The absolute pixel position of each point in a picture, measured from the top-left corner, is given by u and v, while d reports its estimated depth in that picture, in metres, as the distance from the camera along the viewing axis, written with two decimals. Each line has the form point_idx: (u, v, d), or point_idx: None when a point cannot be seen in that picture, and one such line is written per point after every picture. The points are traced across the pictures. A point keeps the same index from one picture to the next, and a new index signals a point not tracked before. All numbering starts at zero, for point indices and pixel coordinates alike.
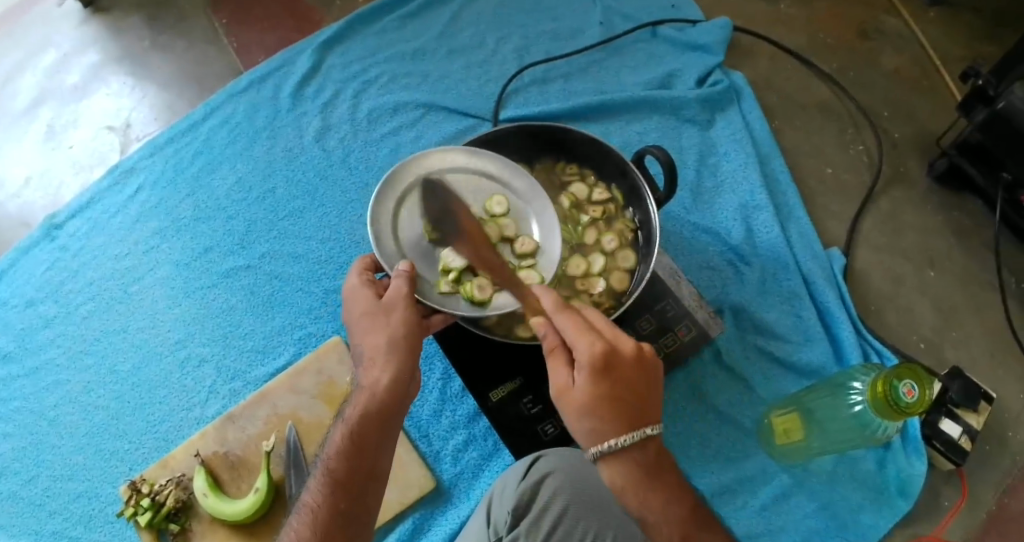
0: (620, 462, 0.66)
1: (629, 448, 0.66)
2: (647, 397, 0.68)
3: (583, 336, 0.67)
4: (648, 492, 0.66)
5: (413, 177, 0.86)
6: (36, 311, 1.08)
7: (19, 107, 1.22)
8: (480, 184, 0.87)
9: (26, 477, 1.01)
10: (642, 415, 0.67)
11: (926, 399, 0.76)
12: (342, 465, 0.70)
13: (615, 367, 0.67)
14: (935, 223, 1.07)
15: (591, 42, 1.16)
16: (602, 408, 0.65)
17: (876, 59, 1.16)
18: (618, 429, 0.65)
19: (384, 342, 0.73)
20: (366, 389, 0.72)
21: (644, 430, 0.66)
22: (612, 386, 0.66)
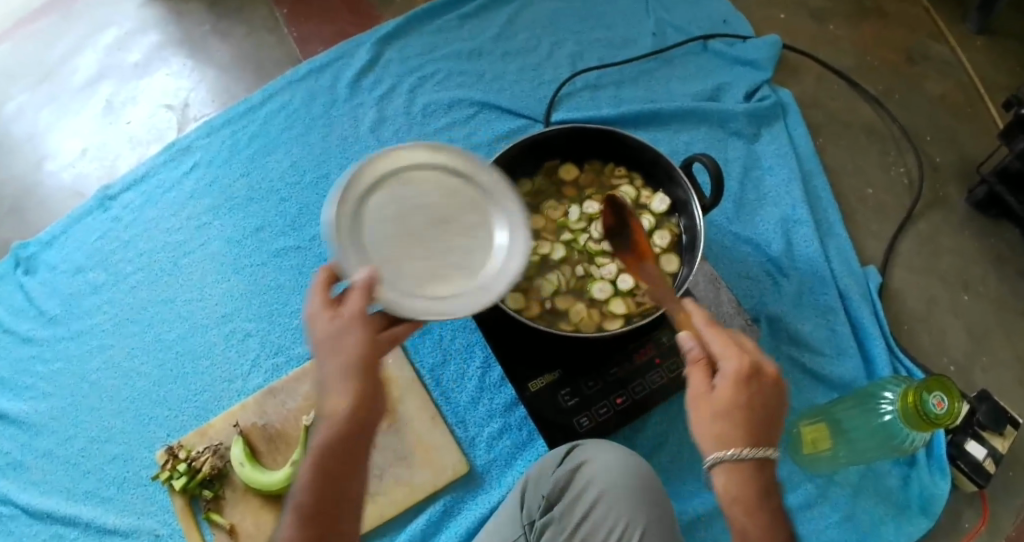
0: (739, 480, 0.59)
1: (751, 466, 0.59)
2: (782, 424, 0.63)
3: (730, 347, 0.63)
4: (754, 516, 0.58)
5: (374, 179, 0.73)
6: (85, 278, 1.12)
7: (78, 83, 1.26)
8: (448, 183, 0.76)
9: (63, 436, 1.04)
10: (770, 439, 0.61)
11: (955, 410, 0.79)
12: (312, 511, 0.57)
13: (756, 384, 0.62)
14: (971, 249, 1.09)
15: (644, 52, 1.18)
16: (730, 413, 0.60)
17: (922, 84, 1.17)
18: (745, 441, 0.60)
19: (342, 368, 0.62)
20: (323, 442, 0.59)
21: (773, 453, 0.60)
22: (752, 397, 0.61)
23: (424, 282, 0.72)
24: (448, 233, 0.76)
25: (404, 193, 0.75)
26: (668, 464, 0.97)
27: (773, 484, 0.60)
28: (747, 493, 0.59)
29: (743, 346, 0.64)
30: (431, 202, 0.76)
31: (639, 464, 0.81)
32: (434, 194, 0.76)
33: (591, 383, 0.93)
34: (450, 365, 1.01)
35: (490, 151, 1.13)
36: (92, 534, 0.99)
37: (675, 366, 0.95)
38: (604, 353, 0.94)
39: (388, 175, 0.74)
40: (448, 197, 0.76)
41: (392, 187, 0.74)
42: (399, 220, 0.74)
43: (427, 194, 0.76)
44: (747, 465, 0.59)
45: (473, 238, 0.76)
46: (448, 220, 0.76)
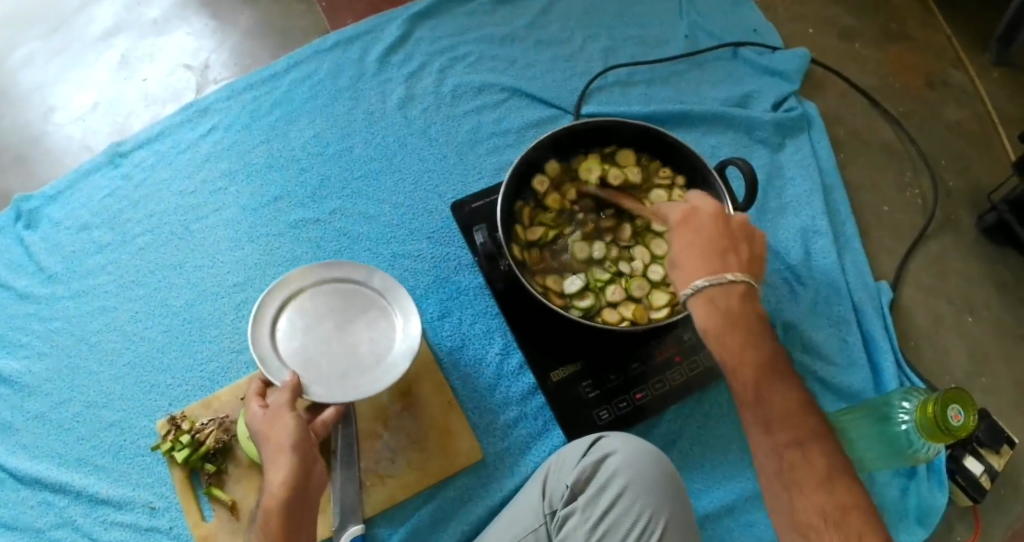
0: (709, 303, 0.68)
1: (715, 292, 0.68)
2: (743, 248, 0.70)
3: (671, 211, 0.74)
4: (731, 334, 0.66)
5: (279, 301, 0.89)
6: (90, 236, 1.08)
7: (94, 35, 1.22)
8: (342, 298, 0.91)
9: (57, 399, 1.01)
10: (728, 264, 0.68)
11: (971, 423, 0.81)
12: (280, 523, 0.71)
13: (694, 220, 0.72)
14: (978, 273, 1.11)
15: (675, 54, 1.19)
16: (685, 256, 0.70)
17: (940, 109, 1.20)
18: (704, 272, 0.68)
19: (289, 437, 0.75)
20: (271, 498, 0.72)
21: (727, 275, 0.68)
22: (704, 228, 0.71)
23: (346, 370, 0.87)
24: (360, 329, 0.90)
25: (309, 304, 0.90)
26: (678, 463, 0.97)
27: (738, 302, 0.67)
28: (717, 314, 0.67)
29: (688, 202, 0.75)
30: (331, 309, 0.90)
31: (663, 459, 0.82)
32: (332, 302, 0.91)
33: (611, 376, 0.94)
34: (469, 348, 1.00)
35: (518, 139, 1.13)
36: (84, 503, 0.96)
37: (694, 365, 0.96)
38: (627, 348, 0.95)
39: (302, 290, 0.91)
40: (344, 307, 0.91)
41: (290, 304, 0.90)
42: (302, 329, 0.89)
43: (351, 310, 0.91)
44: (713, 292, 0.68)
45: (378, 327, 0.91)
46: (347, 321, 0.90)
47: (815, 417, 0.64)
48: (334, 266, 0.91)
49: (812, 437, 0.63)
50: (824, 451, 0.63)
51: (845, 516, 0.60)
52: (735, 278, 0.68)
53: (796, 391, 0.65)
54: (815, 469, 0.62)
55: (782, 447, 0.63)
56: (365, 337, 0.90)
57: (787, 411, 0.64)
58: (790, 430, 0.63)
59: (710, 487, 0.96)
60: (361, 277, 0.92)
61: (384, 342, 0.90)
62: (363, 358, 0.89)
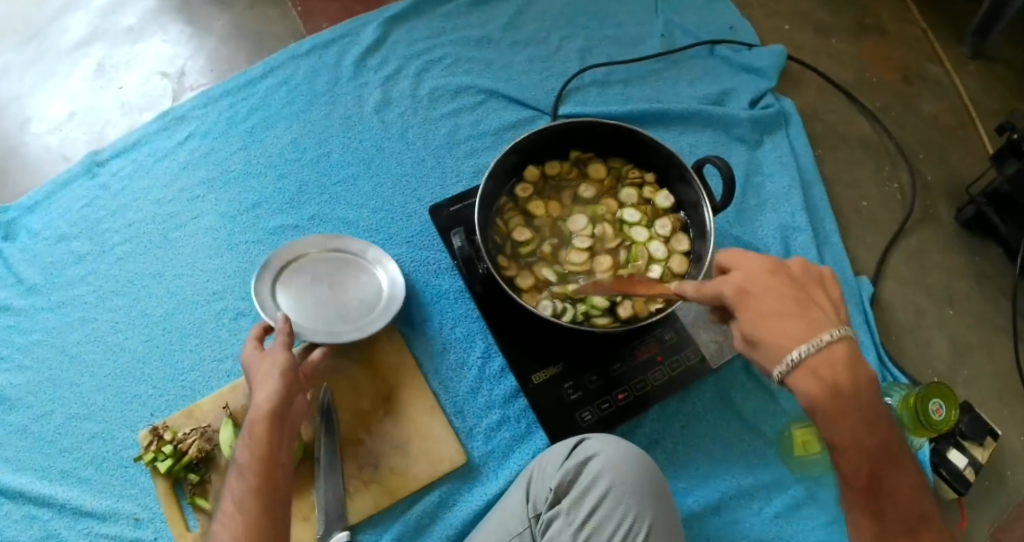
0: (812, 373, 0.68)
1: (818, 359, 0.68)
2: (819, 299, 0.72)
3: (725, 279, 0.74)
4: (846, 408, 0.68)
5: (280, 262, 0.97)
6: (68, 247, 1.07)
7: (69, 43, 1.21)
8: (336, 263, 0.99)
9: (39, 412, 1.00)
10: (822, 326, 0.69)
11: (953, 417, 0.84)
12: (262, 446, 0.77)
13: (754, 287, 0.72)
14: (958, 265, 1.12)
15: (652, 52, 1.19)
16: (764, 327, 0.70)
17: (917, 103, 1.21)
18: (800, 343, 0.68)
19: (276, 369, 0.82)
20: (256, 418, 0.79)
21: (826, 335, 0.68)
22: (766, 293, 0.72)
23: (336, 321, 0.95)
24: (348, 287, 0.98)
25: (307, 265, 0.98)
26: (662, 462, 0.98)
27: (843, 364, 0.68)
28: (819, 383, 0.68)
29: (739, 267, 0.74)
30: (325, 270, 0.98)
31: (645, 460, 0.82)
32: (326, 265, 0.99)
33: (593, 377, 0.94)
34: (450, 353, 1.00)
35: (496, 141, 1.13)
36: (68, 516, 0.95)
37: (676, 364, 0.96)
38: (608, 349, 0.95)
39: (292, 259, 0.98)
40: (337, 269, 0.99)
41: (288, 262, 0.98)
42: (298, 285, 0.97)
43: (343, 272, 0.99)
44: (811, 360, 0.68)
45: (363, 283, 0.98)
46: (339, 280, 0.98)
47: (927, 498, 0.70)
48: (332, 237, 1.00)
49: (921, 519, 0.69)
50: (928, 530, 0.69)
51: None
52: (835, 335, 0.68)
53: (907, 477, 0.70)
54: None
55: (895, 535, 0.69)
56: (354, 294, 0.98)
57: (905, 497, 0.69)
58: (902, 520, 0.69)
59: (694, 486, 0.96)
60: (354, 249, 1.01)
61: (371, 298, 0.98)
62: (352, 313, 0.96)
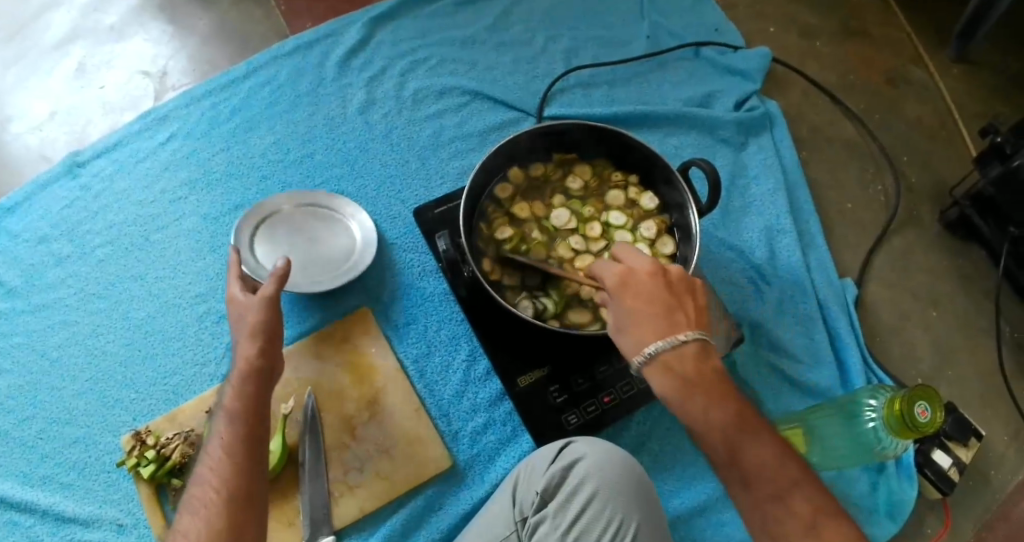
0: (667, 366, 0.69)
1: (670, 356, 0.70)
2: (688, 305, 0.73)
3: (610, 267, 0.75)
4: (692, 399, 0.68)
5: (274, 211, 1.01)
6: (49, 249, 1.06)
7: (50, 42, 1.20)
8: (324, 220, 1.03)
9: (20, 416, 0.99)
10: (677, 326, 0.71)
11: (938, 419, 0.82)
12: (244, 398, 0.75)
13: (633, 280, 0.74)
14: (941, 267, 1.13)
15: (638, 54, 1.19)
16: (631, 319, 0.72)
17: (900, 105, 1.21)
18: (657, 337, 0.70)
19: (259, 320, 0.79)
20: (244, 360, 0.77)
21: (679, 336, 0.70)
22: (644, 290, 0.73)
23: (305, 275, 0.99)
24: (327, 243, 1.01)
25: (297, 215, 1.02)
26: (649, 465, 0.98)
27: (695, 362, 0.69)
28: (675, 379, 0.69)
29: (625, 261, 0.76)
30: (313, 224, 1.02)
31: (632, 464, 0.82)
32: (316, 218, 1.02)
33: (579, 380, 0.94)
34: (435, 356, 1.00)
35: (481, 143, 1.12)
36: (49, 522, 0.94)
37: None
38: (594, 352, 0.95)
39: (286, 203, 1.02)
40: (324, 226, 1.02)
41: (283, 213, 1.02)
42: (284, 235, 1.00)
43: (326, 229, 1.02)
44: (666, 355, 0.70)
45: (341, 243, 1.02)
46: (321, 236, 1.02)
47: (793, 466, 0.65)
48: (330, 194, 1.03)
49: (793, 486, 0.63)
50: (806, 493, 0.63)
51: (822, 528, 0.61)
52: (688, 337, 0.70)
53: (768, 447, 0.65)
54: (800, 519, 0.62)
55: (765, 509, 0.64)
56: (330, 252, 1.01)
57: (763, 467, 0.64)
58: (768, 484, 0.64)
59: (680, 488, 0.97)
60: (347, 208, 1.04)
61: (341, 261, 1.01)
62: (324, 272, 1.00)
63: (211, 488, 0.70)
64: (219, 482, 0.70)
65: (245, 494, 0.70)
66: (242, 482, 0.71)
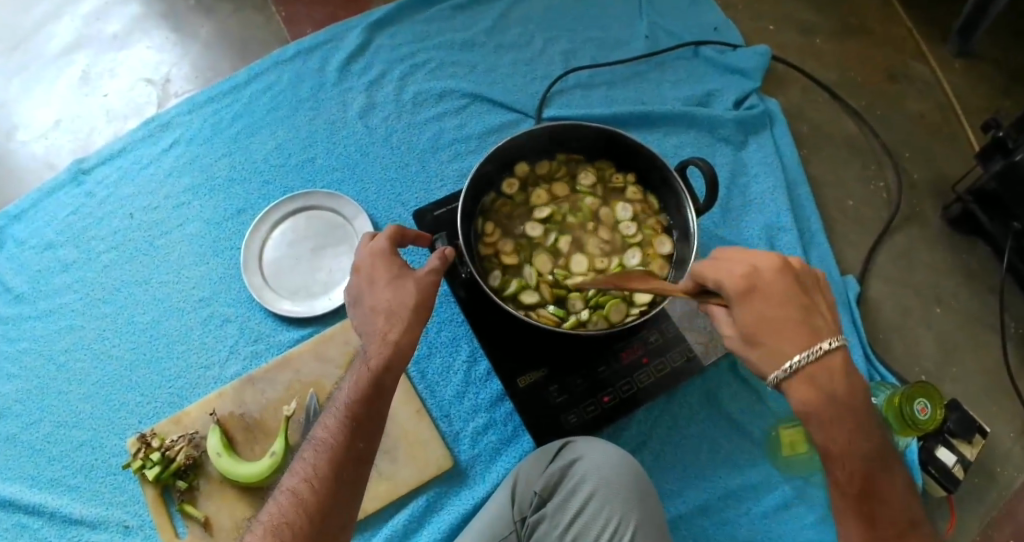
0: (811, 383, 0.68)
1: (812, 368, 0.68)
2: (821, 305, 0.71)
3: (729, 269, 0.70)
4: (844, 421, 0.68)
5: (277, 218, 1.06)
6: (55, 255, 1.08)
7: (54, 51, 1.22)
8: (328, 228, 1.07)
9: (28, 420, 1.00)
10: (817, 333, 0.69)
11: (938, 416, 0.86)
12: (361, 406, 0.71)
13: (762, 288, 0.69)
14: (944, 263, 1.12)
15: (636, 54, 1.19)
16: (771, 327, 0.69)
17: (901, 101, 1.21)
18: (794, 354, 0.68)
19: (411, 303, 0.75)
20: (387, 343, 0.74)
21: (824, 344, 0.68)
22: (776, 298, 0.69)
23: (303, 287, 1.04)
24: (325, 255, 1.05)
25: (301, 224, 1.07)
26: (650, 464, 0.98)
27: (841, 378, 0.68)
28: (820, 395, 0.68)
29: (744, 260, 0.71)
30: (315, 233, 1.06)
31: (634, 465, 0.82)
32: (318, 227, 1.07)
33: (578, 380, 0.94)
34: (435, 357, 1.00)
35: (481, 145, 1.13)
36: (57, 524, 0.95)
37: (661, 366, 0.96)
38: (594, 351, 0.95)
39: (292, 211, 1.07)
40: (326, 234, 1.06)
41: (288, 221, 1.07)
42: (287, 243, 1.06)
43: (326, 240, 1.06)
44: (812, 370, 0.68)
45: (339, 255, 1.05)
46: (321, 246, 1.06)
47: (916, 501, 0.69)
48: (334, 199, 1.07)
49: None
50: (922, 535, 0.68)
51: None
52: (833, 345, 0.68)
53: (901, 481, 0.69)
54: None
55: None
56: (328, 263, 1.05)
57: (897, 498, 0.68)
58: (888, 525, 0.67)
59: (682, 487, 0.97)
60: (349, 216, 1.07)
61: (338, 274, 1.05)
62: (322, 285, 1.04)
63: (306, 483, 0.68)
64: (318, 482, 0.68)
65: (323, 513, 0.66)
66: (337, 491, 0.68)
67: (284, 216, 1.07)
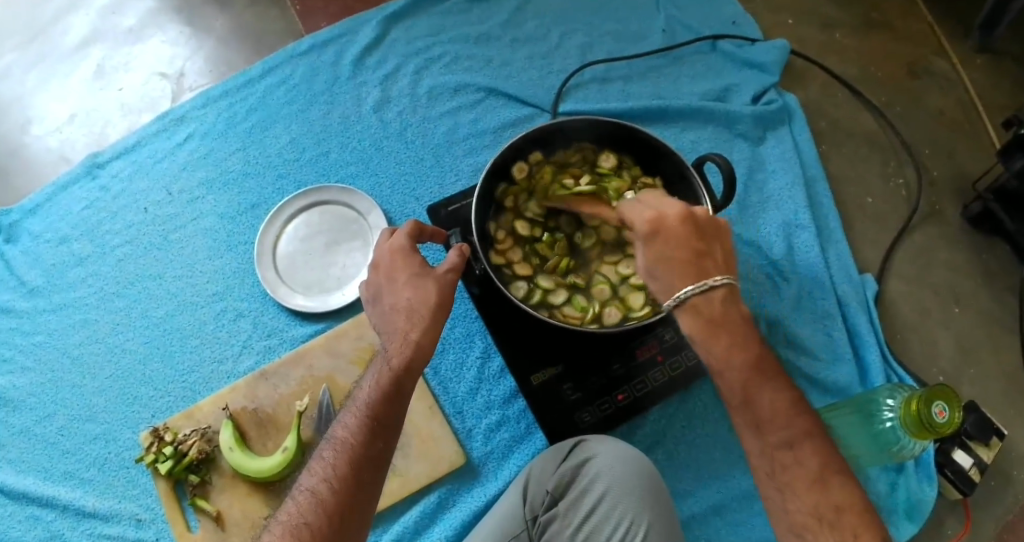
0: (697, 311, 0.68)
1: (698, 300, 0.67)
2: (716, 249, 0.70)
3: (641, 213, 0.72)
4: (717, 341, 0.67)
5: (291, 213, 1.06)
6: (70, 248, 1.08)
7: (69, 45, 1.21)
8: (342, 224, 1.06)
9: (42, 413, 1.01)
10: (711, 269, 0.69)
11: (956, 420, 0.82)
12: (380, 406, 0.71)
13: (663, 230, 0.70)
14: (963, 262, 1.10)
15: (654, 49, 1.18)
16: (667, 261, 0.69)
17: (922, 97, 1.19)
18: (684, 283, 0.68)
19: (431, 302, 0.75)
20: (403, 341, 0.73)
21: (712, 280, 0.68)
22: (670, 239, 0.70)
23: (316, 283, 1.04)
24: (339, 251, 1.05)
25: (315, 219, 1.06)
26: (663, 463, 0.97)
27: (722, 308, 0.67)
28: (702, 324, 0.67)
29: (655, 206, 0.72)
30: (329, 228, 1.06)
31: (648, 465, 0.82)
32: (332, 223, 1.06)
33: (592, 378, 0.93)
34: (449, 354, 1.00)
35: (495, 140, 1.12)
36: (70, 517, 0.95)
37: (676, 365, 0.95)
38: (609, 349, 0.94)
39: (307, 206, 1.06)
40: (340, 230, 1.06)
41: (302, 215, 1.06)
42: (301, 238, 1.05)
43: (341, 235, 1.05)
44: (696, 301, 0.67)
45: (353, 251, 1.05)
46: (335, 241, 1.05)
47: (804, 421, 0.64)
48: (349, 194, 1.06)
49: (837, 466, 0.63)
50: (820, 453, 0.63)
51: (839, 515, 0.61)
52: (719, 282, 0.68)
53: (784, 396, 0.65)
54: (808, 469, 0.62)
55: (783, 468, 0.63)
56: (342, 259, 1.04)
57: (776, 413, 0.64)
58: (779, 431, 0.64)
59: (695, 486, 0.96)
60: (363, 211, 1.06)
61: (351, 270, 1.04)
62: (335, 281, 1.04)
63: (324, 483, 0.67)
64: (336, 483, 0.67)
65: (341, 515, 0.66)
66: (355, 491, 0.67)
67: (298, 211, 1.06)
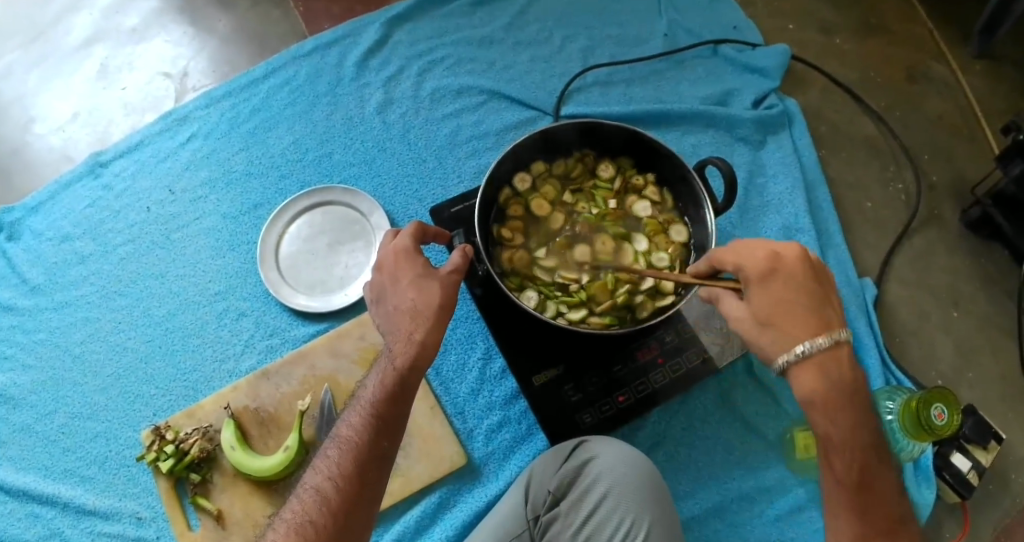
0: (815, 370, 0.68)
1: (821, 357, 0.68)
2: (830, 302, 0.70)
3: (741, 262, 0.71)
4: (838, 408, 0.67)
5: (294, 213, 1.06)
6: (72, 247, 1.08)
7: (72, 44, 1.22)
8: (345, 224, 1.06)
9: (42, 411, 1.01)
10: (828, 324, 0.69)
11: (955, 422, 0.83)
12: (385, 405, 0.71)
13: (773, 280, 0.70)
14: (962, 267, 1.11)
15: (655, 52, 1.18)
16: (783, 313, 0.69)
17: (922, 103, 1.20)
18: (807, 339, 0.68)
19: (435, 304, 0.75)
20: (408, 341, 0.74)
21: (824, 338, 0.68)
22: (785, 289, 0.70)
23: (319, 284, 1.04)
24: (342, 251, 1.05)
25: (318, 219, 1.07)
26: (663, 464, 0.97)
27: (841, 370, 0.68)
28: (823, 383, 0.68)
29: (750, 250, 0.71)
30: (332, 228, 1.06)
31: (649, 465, 0.82)
32: (335, 223, 1.06)
33: (594, 379, 0.94)
34: (451, 355, 1.00)
35: (498, 141, 1.12)
36: (70, 515, 0.96)
37: (677, 367, 0.95)
38: (610, 350, 0.95)
39: (310, 206, 1.07)
40: (343, 230, 1.06)
41: (304, 216, 1.06)
42: (304, 238, 1.05)
43: (345, 235, 1.06)
44: (819, 355, 0.68)
45: (356, 252, 1.05)
46: (338, 242, 1.05)
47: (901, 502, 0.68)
48: (352, 195, 1.07)
49: None
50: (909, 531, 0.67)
51: None
52: (833, 339, 0.68)
53: (891, 478, 0.68)
54: None
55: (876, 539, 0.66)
56: (345, 259, 1.05)
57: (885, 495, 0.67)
58: (880, 511, 0.66)
59: (695, 488, 0.96)
60: (366, 212, 1.07)
61: (354, 270, 1.04)
62: (338, 281, 1.04)
63: (330, 481, 0.68)
64: (343, 481, 0.67)
65: (348, 513, 0.66)
66: (362, 489, 0.68)
67: (300, 211, 1.06)
